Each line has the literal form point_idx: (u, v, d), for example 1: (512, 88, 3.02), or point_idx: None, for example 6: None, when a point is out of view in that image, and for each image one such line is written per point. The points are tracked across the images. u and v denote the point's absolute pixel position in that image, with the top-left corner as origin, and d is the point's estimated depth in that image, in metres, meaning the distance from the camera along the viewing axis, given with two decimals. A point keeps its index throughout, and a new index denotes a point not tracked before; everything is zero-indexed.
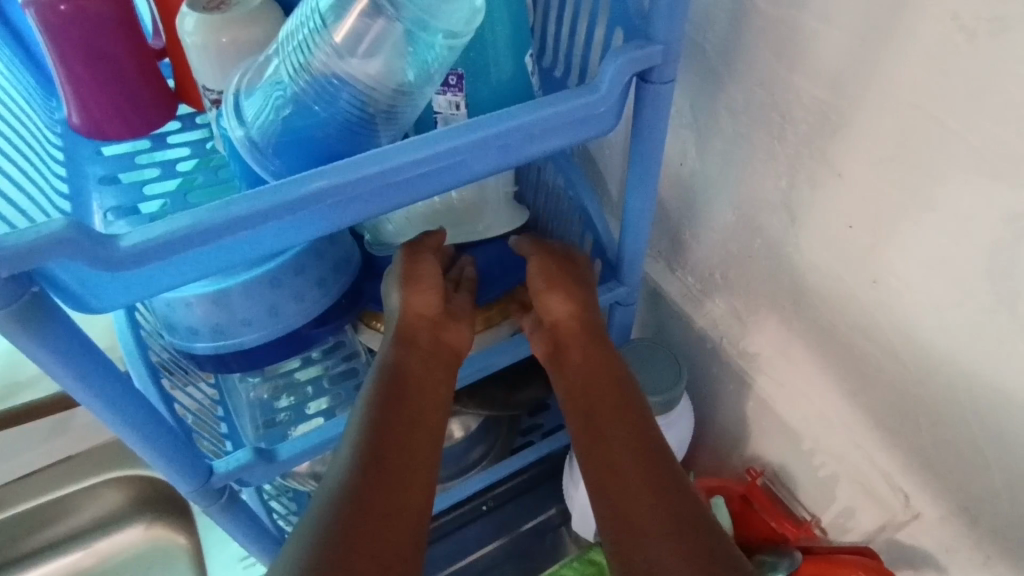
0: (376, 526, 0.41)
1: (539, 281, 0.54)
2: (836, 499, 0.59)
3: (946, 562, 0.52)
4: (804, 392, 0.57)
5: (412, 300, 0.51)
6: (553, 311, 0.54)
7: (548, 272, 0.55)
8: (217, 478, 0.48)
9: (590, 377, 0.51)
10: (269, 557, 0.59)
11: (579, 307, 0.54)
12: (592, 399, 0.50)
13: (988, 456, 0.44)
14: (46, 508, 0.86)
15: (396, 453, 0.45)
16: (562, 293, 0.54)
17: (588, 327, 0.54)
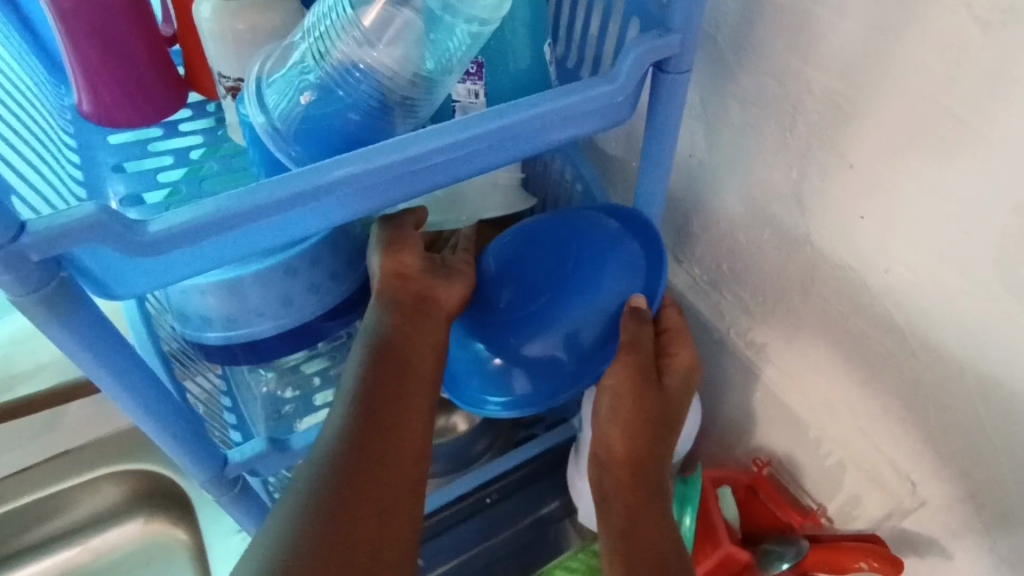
0: (367, 495, 0.41)
1: (609, 400, 0.51)
2: (842, 487, 0.59)
3: (952, 548, 0.53)
4: (812, 380, 0.57)
5: (401, 261, 0.49)
6: (613, 412, 0.51)
7: (624, 399, 0.50)
8: (231, 466, 0.48)
9: (640, 515, 0.50)
10: None
11: (652, 422, 0.51)
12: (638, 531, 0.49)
13: (996, 441, 0.45)
14: (40, 503, 0.84)
15: (389, 419, 0.45)
16: (630, 433, 0.51)
17: (652, 445, 0.51)
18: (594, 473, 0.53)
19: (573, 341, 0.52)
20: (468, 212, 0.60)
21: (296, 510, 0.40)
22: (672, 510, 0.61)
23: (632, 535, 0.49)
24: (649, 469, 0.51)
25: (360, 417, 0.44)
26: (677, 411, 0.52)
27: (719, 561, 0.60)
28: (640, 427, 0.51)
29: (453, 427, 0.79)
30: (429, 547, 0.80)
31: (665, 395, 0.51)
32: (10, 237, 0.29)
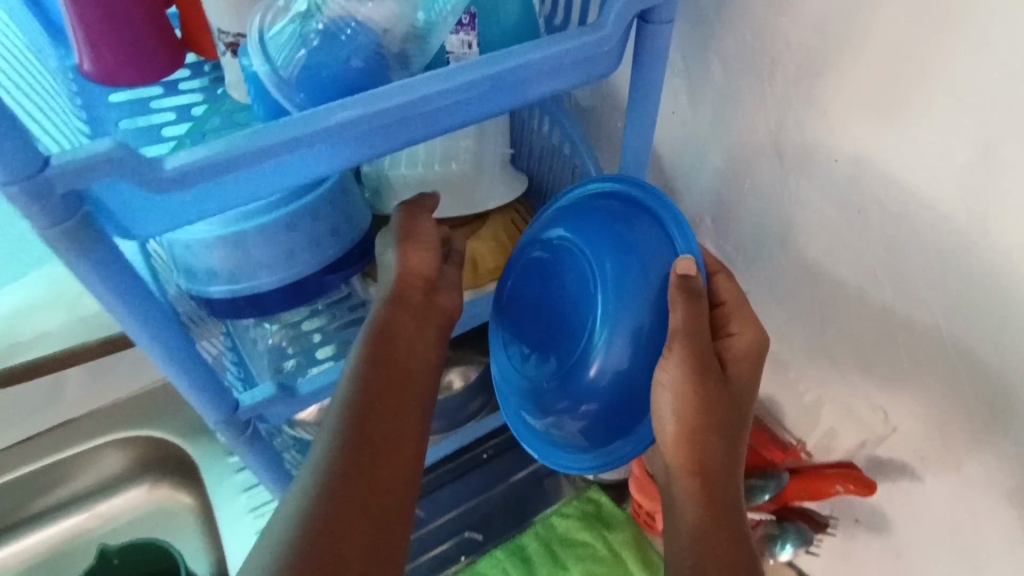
0: (363, 485, 0.44)
1: (672, 403, 0.48)
2: (821, 421, 0.62)
3: (922, 472, 0.54)
4: (791, 323, 0.60)
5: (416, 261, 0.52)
6: (677, 415, 0.48)
7: (691, 398, 0.47)
8: (243, 410, 0.50)
9: (715, 521, 0.48)
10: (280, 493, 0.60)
11: (720, 424, 0.48)
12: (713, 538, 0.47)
13: (961, 366, 0.48)
14: (49, 470, 0.86)
15: (393, 402, 0.48)
16: (697, 434, 0.48)
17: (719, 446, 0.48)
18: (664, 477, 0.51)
19: (637, 337, 0.52)
20: (476, 198, 0.67)
21: (305, 480, 0.44)
22: None
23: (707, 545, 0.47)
24: (720, 475, 0.48)
25: (356, 412, 0.47)
26: (741, 402, 0.49)
27: None
28: (708, 432, 0.48)
29: (450, 385, 0.80)
30: (428, 503, 0.83)
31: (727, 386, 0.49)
32: (37, 169, 0.30)
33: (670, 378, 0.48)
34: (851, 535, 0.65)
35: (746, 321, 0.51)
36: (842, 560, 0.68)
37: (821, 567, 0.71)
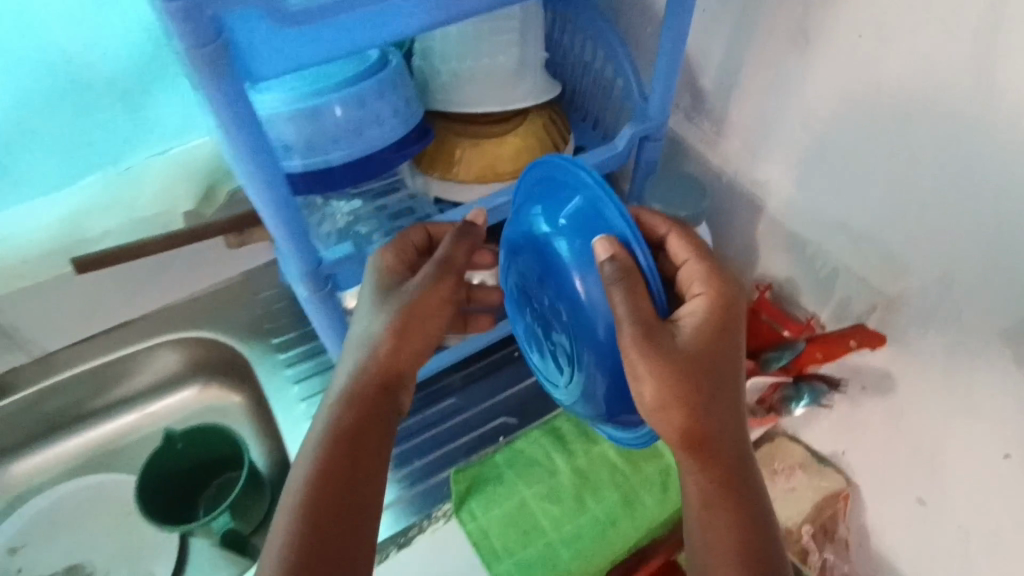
0: (335, 514, 0.49)
1: (650, 400, 0.48)
2: (836, 291, 0.67)
3: (925, 329, 0.59)
4: (810, 202, 0.65)
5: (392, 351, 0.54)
6: (658, 402, 0.48)
7: (671, 386, 0.47)
8: (326, 265, 0.56)
9: (716, 480, 0.50)
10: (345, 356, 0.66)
11: (716, 393, 0.48)
12: (712, 499, 0.50)
13: (963, 218, 0.52)
14: (101, 370, 0.90)
15: (370, 462, 0.52)
16: (675, 418, 0.48)
17: (702, 419, 0.48)
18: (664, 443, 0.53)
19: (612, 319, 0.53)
20: (518, 91, 0.70)
21: (297, 489, 0.50)
22: None
23: (707, 506, 0.50)
24: (713, 440, 0.49)
25: (332, 443, 0.51)
26: (719, 362, 0.49)
27: None
28: (698, 407, 0.48)
29: None
30: (466, 393, 0.90)
31: (698, 354, 0.48)
32: None
33: (638, 374, 0.47)
34: (857, 401, 0.71)
35: (701, 280, 0.52)
36: (848, 428, 0.75)
37: (827, 438, 0.78)
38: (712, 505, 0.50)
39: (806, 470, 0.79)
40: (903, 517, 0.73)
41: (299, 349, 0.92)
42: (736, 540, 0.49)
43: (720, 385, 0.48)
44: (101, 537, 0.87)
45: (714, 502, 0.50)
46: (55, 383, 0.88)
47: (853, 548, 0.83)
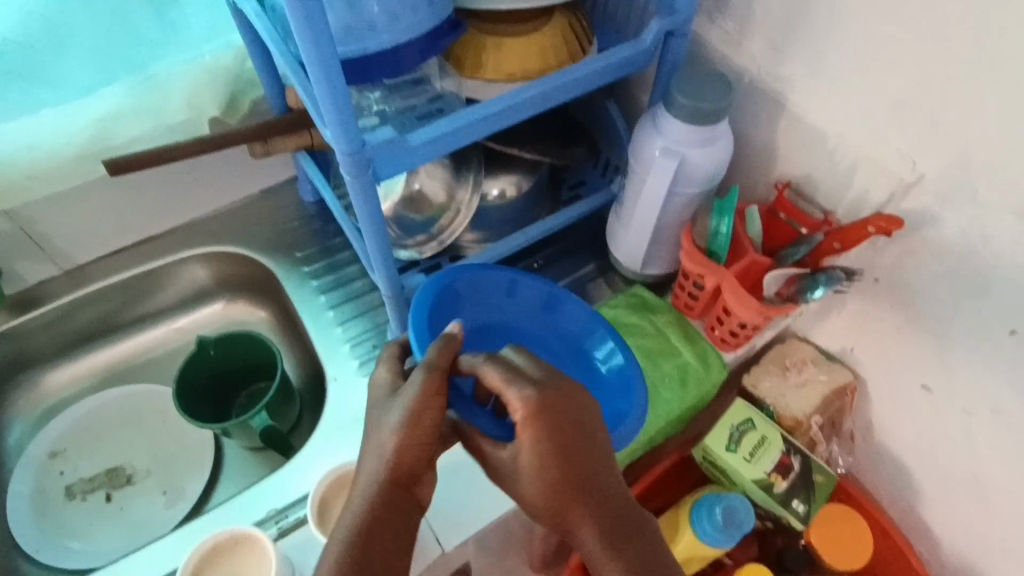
0: None
1: (521, 465, 0.52)
2: (854, 184, 0.68)
3: (941, 214, 0.62)
4: (833, 96, 0.65)
5: (403, 444, 0.52)
6: (529, 471, 0.51)
7: (540, 446, 0.51)
8: (369, 147, 0.56)
9: (600, 521, 0.51)
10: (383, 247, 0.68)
11: (550, 469, 0.51)
12: (604, 541, 0.51)
13: (988, 98, 0.53)
14: (128, 284, 0.92)
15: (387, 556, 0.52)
16: (542, 477, 0.51)
17: (564, 466, 0.51)
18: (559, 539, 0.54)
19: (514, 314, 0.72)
20: None
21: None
22: (713, 218, 0.70)
23: (599, 551, 0.51)
24: (583, 481, 0.52)
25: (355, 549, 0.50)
26: (568, 414, 0.52)
27: (747, 266, 0.72)
28: (561, 458, 0.51)
29: (502, 195, 0.87)
30: None
31: (547, 417, 0.51)
32: None
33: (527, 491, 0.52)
34: (870, 293, 0.74)
35: (513, 383, 0.51)
36: (859, 323, 0.78)
37: (837, 335, 0.82)
38: (605, 547, 0.51)
39: (816, 364, 0.83)
40: (909, 403, 0.78)
41: (323, 262, 0.94)
42: (633, 572, 0.51)
43: (571, 429, 0.51)
44: (139, 441, 0.90)
45: (606, 545, 0.51)
46: (85, 295, 0.90)
47: (857, 440, 0.88)
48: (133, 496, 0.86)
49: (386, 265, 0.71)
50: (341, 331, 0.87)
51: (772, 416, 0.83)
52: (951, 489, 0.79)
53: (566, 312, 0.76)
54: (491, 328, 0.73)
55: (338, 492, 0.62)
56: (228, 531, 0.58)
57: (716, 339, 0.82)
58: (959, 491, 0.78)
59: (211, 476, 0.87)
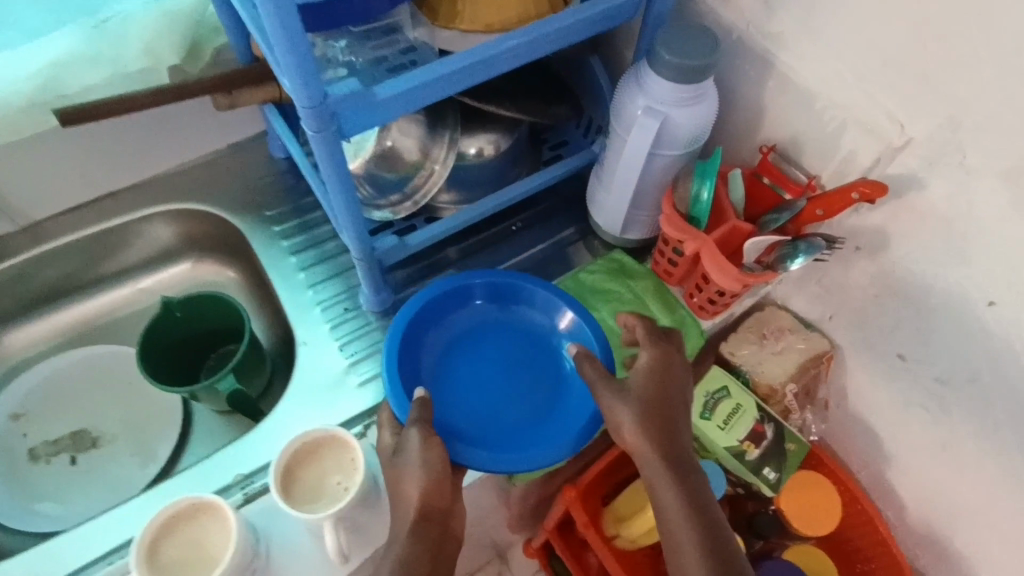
0: None
1: (614, 389, 0.64)
2: (840, 148, 0.65)
3: (927, 179, 0.60)
4: (824, 53, 0.62)
5: (425, 489, 0.59)
6: (628, 397, 0.63)
7: (666, 374, 0.65)
8: (331, 100, 0.53)
9: (675, 449, 0.63)
10: (349, 205, 0.65)
11: (639, 417, 0.62)
12: (677, 476, 0.61)
13: (982, 55, 0.51)
14: (92, 241, 0.89)
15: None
16: (633, 398, 0.63)
17: (664, 389, 0.64)
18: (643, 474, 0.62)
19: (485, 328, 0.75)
20: None
21: None
22: (695, 182, 0.68)
23: (674, 482, 0.61)
24: (667, 418, 0.63)
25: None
26: (682, 369, 0.67)
27: (727, 232, 0.70)
28: (659, 391, 0.64)
29: (481, 154, 0.84)
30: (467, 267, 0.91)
31: (661, 368, 0.66)
32: None
33: (624, 412, 0.62)
34: (851, 261, 0.73)
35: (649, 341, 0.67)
36: (839, 291, 0.77)
37: (817, 303, 0.81)
38: (677, 478, 0.61)
39: (794, 333, 0.83)
40: (884, 372, 0.78)
41: (293, 222, 0.91)
42: (694, 510, 0.60)
43: (671, 377, 0.65)
44: (104, 404, 0.88)
45: (679, 478, 0.61)
46: (46, 253, 0.87)
47: (831, 409, 0.88)
48: (99, 460, 0.85)
49: (355, 226, 0.68)
50: (312, 295, 0.85)
51: (748, 384, 0.83)
52: (921, 456, 0.80)
53: (534, 296, 0.75)
54: (464, 338, 0.75)
55: (303, 461, 0.61)
56: (188, 499, 0.57)
57: (695, 306, 0.81)
58: (929, 459, 0.79)
59: (179, 440, 0.86)
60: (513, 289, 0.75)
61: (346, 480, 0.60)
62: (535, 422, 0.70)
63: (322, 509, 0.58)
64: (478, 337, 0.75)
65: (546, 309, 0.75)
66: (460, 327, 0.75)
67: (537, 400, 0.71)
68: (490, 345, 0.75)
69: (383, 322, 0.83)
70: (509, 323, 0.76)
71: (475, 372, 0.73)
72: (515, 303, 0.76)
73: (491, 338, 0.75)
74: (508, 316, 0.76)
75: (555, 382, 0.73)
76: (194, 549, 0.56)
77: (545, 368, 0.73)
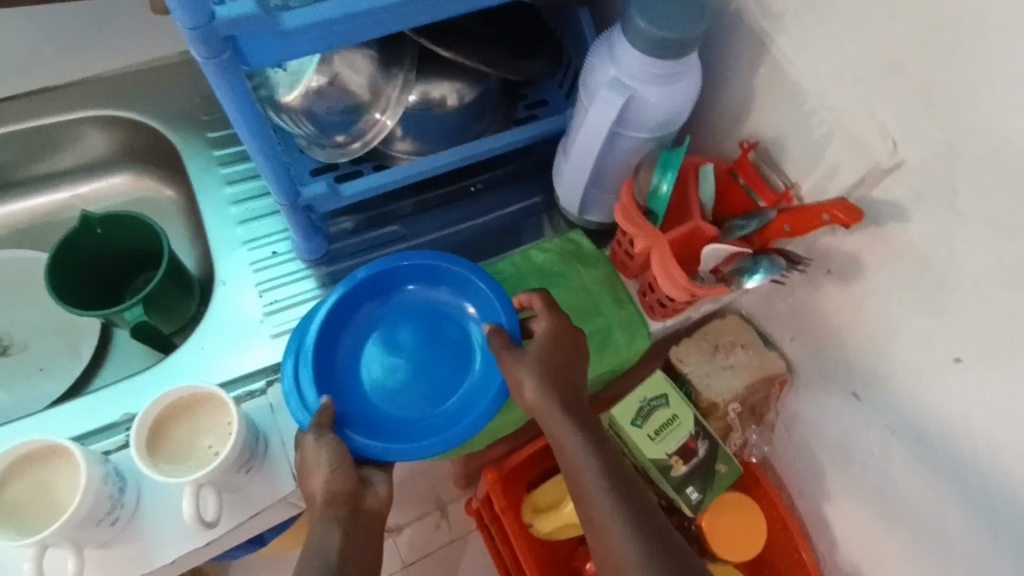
0: None
1: (513, 354, 0.60)
2: (824, 159, 0.57)
3: (912, 210, 0.52)
4: (823, 44, 0.52)
5: (327, 480, 0.56)
6: (527, 358, 0.60)
7: (564, 342, 0.62)
8: (221, 23, 0.44)
9: (576, 403, 0.59)
10: (257, 143, 0.57)
11: (543, 373, 0.59)
12: (581, 423, 0.58)
13: (995, 76, 0.42)
14: (19, 139, 0.82)
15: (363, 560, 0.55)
16: (531, 360, 0.60)
17: (563, 354, 0.61)
18: (548, 428, 0.59)
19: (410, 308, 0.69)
20: None
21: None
22: (654, 173, 0.60)
23: (577, 432, 0.57)
24: (567, 378, 0.60)
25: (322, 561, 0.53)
26: (580, 339, 0.63)
27: (688, 233, 0.62)
28: (559, 353, 0.61)
29: (442, 103, 0.75)
30: (414, 224, 0.83)
31: (560, 333, 0.62)
32: None
33: (522, 372, 0.59)
34: (818, 284, 0.65)
35: (547, 312, 0.64)
36: (803, 313, 0.70)
37: (781, 322, 0.74)
38: (582, 427, 0.58)
39: (747, 349, 0.76)
40: (833, 407, 0.72)
41: (235, 148, 0.84)
42: (603, 456, 0.57)
43: (570, 343, 0.62)
44: (28, 309, 0.85)
45: (582, 426, 0.58)
46: None
47: (776, 432, 0.83)
48: (6, 368, 0.82)
49: (275, 170, 0.62)
50: (240, 231, 0.79)
51: (690, 396, 0.79)
52: (855, 502, 0.74)
53: (443, 277, 0.69)
54: (385, 320, 0.69)
55: (176, 418, 0.57)
56: (41, 442, 0.54)
57: (646, 306, 0.74)
58: (863, 505, 0.73)
59: (89, 364, 0.82)
60: (430, 269, 0.68)
61: (218, 445, 0.56)
62: (447, 404, 0.65)
63: (186, 473, 0.55)
64: (399, 319, 0.69)
65: (456, 289, 0.69)
66: (383, 309, 0.69)
67: (458, 380, 0.66)
68: (411, 325, 0.69)
69: (315, 270, 0.77)
70: (428, 305, 0.70)
71: (398, 352, 0.68)
72: (427, 284, 0.70)
73: (416, 319, 0.69)
74: (425, 298, 0.70)
75: (468, 363, 0.67)
76: (44, 494, 0.53)
77: (451, 351, 0.68)
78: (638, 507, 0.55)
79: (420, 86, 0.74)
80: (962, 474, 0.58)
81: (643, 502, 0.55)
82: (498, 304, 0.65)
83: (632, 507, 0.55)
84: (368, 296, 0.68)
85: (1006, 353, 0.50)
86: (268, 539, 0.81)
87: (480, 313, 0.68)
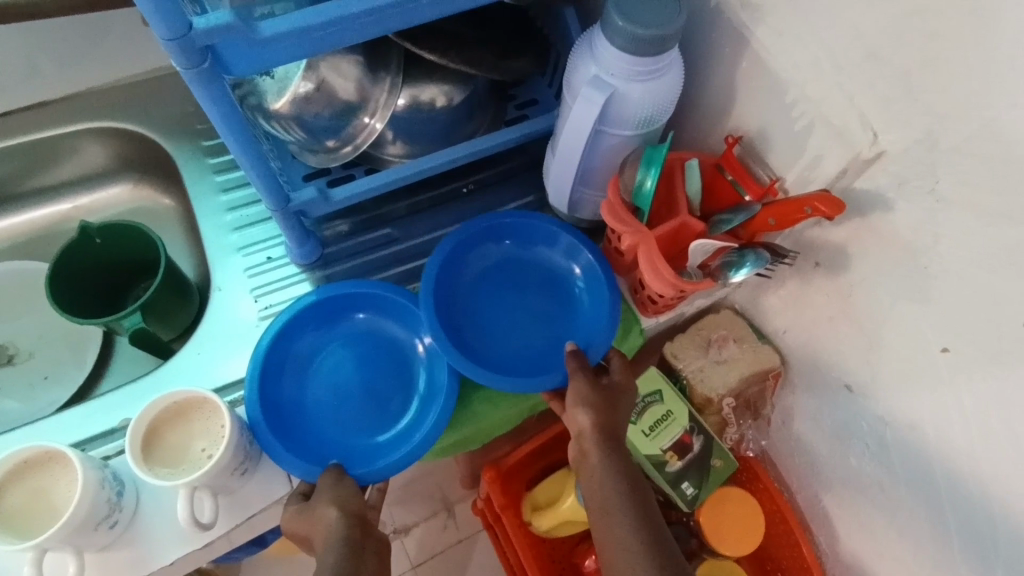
0: None
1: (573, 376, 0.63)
2: (807, 149, 0.56)
3: (896, 198, 0.52)
4: (802, 35, 0.52)
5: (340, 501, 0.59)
6: (587, 386, 0.62)
7: (617, 387, 0.64)
8: (198, 34, 0.45)
9: (618, 444, 0.60)
10: (242, 150, 0.57)
11: (594, 407, 0.61)
12: (619, 463, 0.59)
13: (972, 63, 0.42)
14: (18, 154, 0.84)
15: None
16: (588, 390, 0.62)
17: (619, 398, 0.63)
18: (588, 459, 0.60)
19: (518, 265, 0.74)
20: None
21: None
22: (638, 168, 0.60)
23: (613, 469, 0.58)
24: (617, 419, 0.61)
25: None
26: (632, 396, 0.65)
27: (675, 229, 0.62)
28: (612, 395, 0.63)
29: (432, 104, 0.75)
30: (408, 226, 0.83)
31: (618, 383, 0.64)
32: None
33: (579, 392, 0.61)
34: (808, 276, 0.65)
35: (615, 362, 0.66)
36: (795, 305, 0.69)
37: (774, 315, 0.73)
38: (620, 467, 0.59)
39: (741, 342, 0.76)
40: (828, 400, 0.71)
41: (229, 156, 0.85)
42: (634, 498, 0.57)
43: (624, 392, 0.64)
44: (33, 320, 0.87)
45: (619, 465, 0.59)
46: None
47: (773, 425, 0.83)
48: (11, 378, 0.84)
49: (263, 176, 0.62)
50: (235, 238, 0.80)
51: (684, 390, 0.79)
52: (853, 493, 0.74)
53: (556, 242, 0.73)
54: (486, 271, 0.73)
55: (169, 422, 0.58)
56: (37, 448, 0.55)
57: (637, 302, 0.73)
58: (861, 498, 0.73)
59: (92, 372, 0.84)
60: (546, 231, 0.73)
61: (211, 447, 0.57)
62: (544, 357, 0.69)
63: (181, 475, 0.56)
64: (489, 274, 0.73)
65: (567, 253, 0.73)
66: (486, 260, 0.74)
67: (555, 338, 0.70)
68: (497, 282, 0.73)
69: (311, 273, 0.78)
70: (538, 264, 0.74)
71: (504, 305, 0.72)
72: (540, 245, 0.74)
73: (523, 275, 0.74)
74: (536, 256, 0.74)
75: (569, 321, 0.71)
76: (41, 499, 0.55)
77: (553, 309, 0.72)
78: (657, 550, 0.54)
79: (408, 89, 0.74)
80: (955, 462, 0.58)
81: (665, 547, 0.55)
82: (604, 281, 0.69)
83: (653, 550, 0.54)
84: (480, 246, 0.74)
85: (994, 340, 0.50)
86: (269, 542, 0.82)
87: (585, 275, 0.72)
